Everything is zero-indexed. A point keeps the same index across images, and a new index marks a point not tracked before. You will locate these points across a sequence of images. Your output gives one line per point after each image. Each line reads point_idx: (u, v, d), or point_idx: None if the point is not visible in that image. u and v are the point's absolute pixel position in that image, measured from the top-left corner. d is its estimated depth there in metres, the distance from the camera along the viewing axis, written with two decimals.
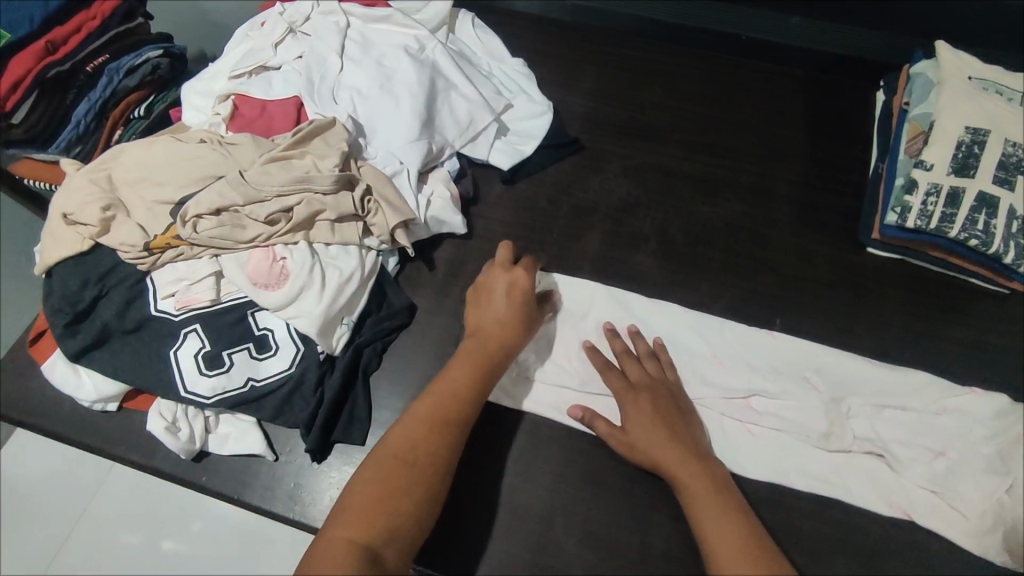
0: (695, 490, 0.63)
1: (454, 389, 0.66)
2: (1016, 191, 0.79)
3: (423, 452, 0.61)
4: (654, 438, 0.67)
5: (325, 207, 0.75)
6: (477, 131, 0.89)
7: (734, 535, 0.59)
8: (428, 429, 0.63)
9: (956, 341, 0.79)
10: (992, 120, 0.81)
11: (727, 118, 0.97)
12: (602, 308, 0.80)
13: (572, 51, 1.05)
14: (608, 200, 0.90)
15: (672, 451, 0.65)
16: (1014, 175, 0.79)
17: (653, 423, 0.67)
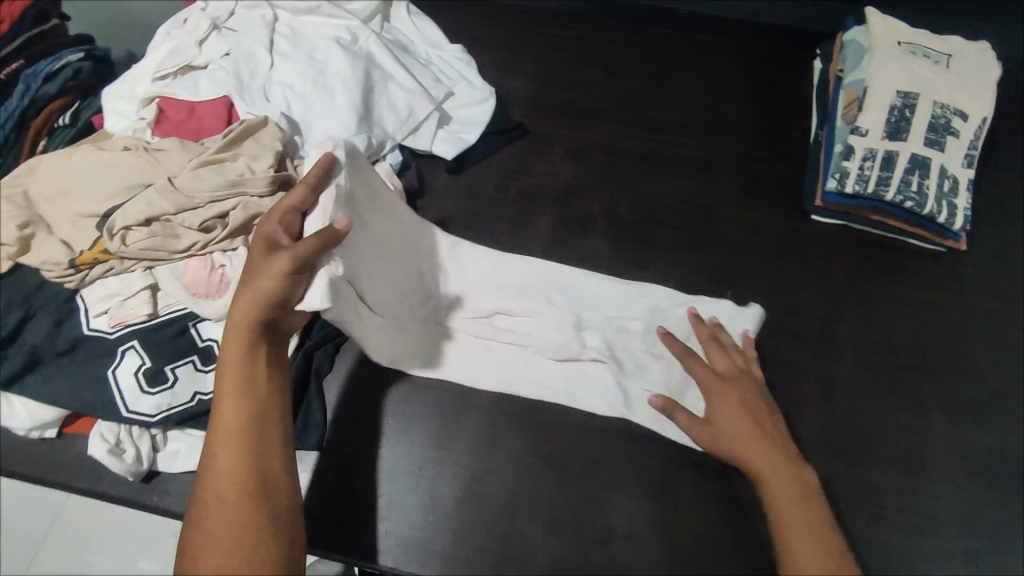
0: (781, 498, 0.60)
1: (225, 403, 0.57)
2: (946, 152, 0.81)
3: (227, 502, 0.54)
4: (740, 435, 0.64)
5: (263, 209, 0.72)
6: (417, 121, 0.87)
7: (814, 525, 0.58)
8: (226, 458, 0.56)
9: (900, 300, 0.81)
10: (921, 83, 0.83)
11: (669, 94, 0.97)
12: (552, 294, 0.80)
13: (513, 34, 1.03)
14: (555, 183, 0.90)
15: (758, 440, 0.64)
16: (944, 136, 0.82)
17: (744, 410, 0.66)
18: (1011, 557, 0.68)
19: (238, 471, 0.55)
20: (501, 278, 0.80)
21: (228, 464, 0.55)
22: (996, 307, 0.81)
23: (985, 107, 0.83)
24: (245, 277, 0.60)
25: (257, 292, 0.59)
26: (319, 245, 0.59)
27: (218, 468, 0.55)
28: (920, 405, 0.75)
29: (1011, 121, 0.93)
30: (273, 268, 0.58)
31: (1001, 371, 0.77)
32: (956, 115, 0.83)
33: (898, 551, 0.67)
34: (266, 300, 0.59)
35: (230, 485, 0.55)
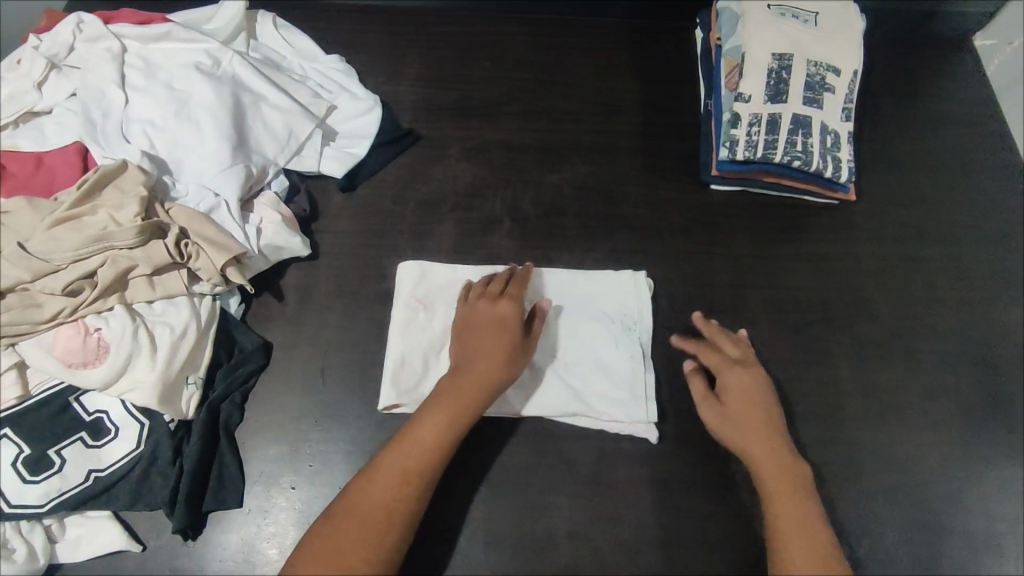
0: (783, 500, 0.62)
1: (450, 421, 0.63)
2: (824, 108, 0.84)
3: (395, 499, 0.59)
4: (751, 428, 0.66)
5: (136, 261, 0.67)
6: (299, 142, 0.83)
7: (807, 521, 0.60)
8: (396, 458, 0.61)
9: (801, 257, 0.83)
10: (793, 44, 0.85)
11: (559, 81, 0.96)
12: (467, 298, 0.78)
13: (392, 37, 0.99)
14: (454, 187, 0.87)
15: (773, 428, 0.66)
16: (821, 93, 0.84)
17: (752, 395, 0.68)
18: (928, 490, 0.71)
19: (404, 478, 0.60)
20: (417, 296, 0.77)
21: (403, 469, 0.60)
22: (889, 251, 0.84)
23: (855, 60, 0.86)
24: (495, 342, 0.67)
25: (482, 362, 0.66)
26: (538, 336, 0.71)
27: (382, 472, 0.60)
28: (831, 357, 0.77)
29: (881, 71, 0.98)
30: (494, 338, 0.67)
31: (900, 312, 0.80)
32: (829, 71, 0.85)
33: (826, 502, 0.70)
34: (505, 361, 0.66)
35: (388, 492, 0.59)
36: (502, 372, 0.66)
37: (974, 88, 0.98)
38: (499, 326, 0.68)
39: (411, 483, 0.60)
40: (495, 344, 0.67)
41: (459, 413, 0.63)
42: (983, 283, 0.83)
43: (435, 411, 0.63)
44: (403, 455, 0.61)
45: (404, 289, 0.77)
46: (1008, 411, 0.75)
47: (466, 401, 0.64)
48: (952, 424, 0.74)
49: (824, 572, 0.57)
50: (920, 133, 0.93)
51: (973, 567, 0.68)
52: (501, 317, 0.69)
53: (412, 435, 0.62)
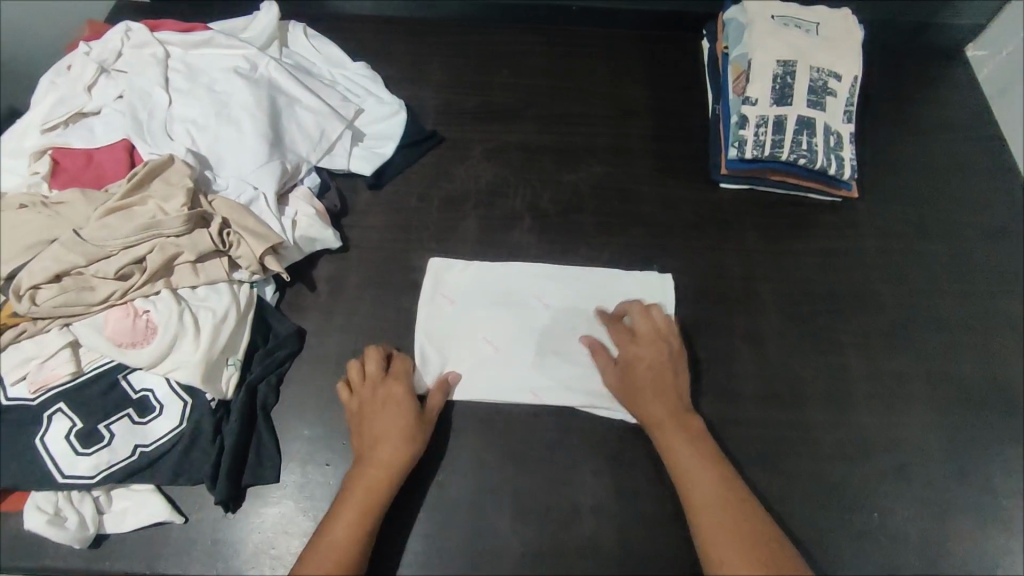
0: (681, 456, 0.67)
1: (364, 507, 0.63)
2: (827, 111, 0.88)
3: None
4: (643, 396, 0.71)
5: (181, 249, 0.71)
6: (331, 141, 0.88)
7: (711, 483, 0.65)
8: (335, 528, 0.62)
9: (808, 252, 0.87)
10: (796, 51, 0.90)
11: (573, 88, 1.01)
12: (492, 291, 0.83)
13: (414, 47, 1.05)
14: (476, 186, 0.92)
15: (657, 410, 0.70)
16: (823, 97, 0.89)
17: (657, 374, 0.71)
18: (933, 469, 0.74)
19: (349, 542, 0.61)
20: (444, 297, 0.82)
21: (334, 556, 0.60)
22: (891, 246, 0.88)
23: (855, 66, 0.91)
24: (386, 427, 0.68)
25: (388, 449, 0.67)
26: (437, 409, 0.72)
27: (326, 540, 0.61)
28: (839, 345, 0.81)
29: (880, 78, 1.03)
30: (393, 421, 0.68)
31: (904, 302, 0.84)
32: (831, 77, 0.90)
33: (836, 480, 0.73)
34: (413, 445, 0.68)
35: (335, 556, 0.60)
36: (393, 463, 0.66)
37: (969, 94, 1.03)
38: (383, 411, 0.69)
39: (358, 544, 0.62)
40: (381, 427, 0.68)
41: (367, 502, 0.64)
42: (983, 276, 0.87)
43: (347, 501, 0.64)
44: (346, 524, 0.62)
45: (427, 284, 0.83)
46: (1011, 396, 0.79)
47: (376, 486, 0.65)
48: (957, 408, 0.78)
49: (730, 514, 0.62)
50: (919, 136, 0.98)
51: (979, 542, 0.71)
52: (387, 401, 0.70)
53: (331, 525, 0.62)
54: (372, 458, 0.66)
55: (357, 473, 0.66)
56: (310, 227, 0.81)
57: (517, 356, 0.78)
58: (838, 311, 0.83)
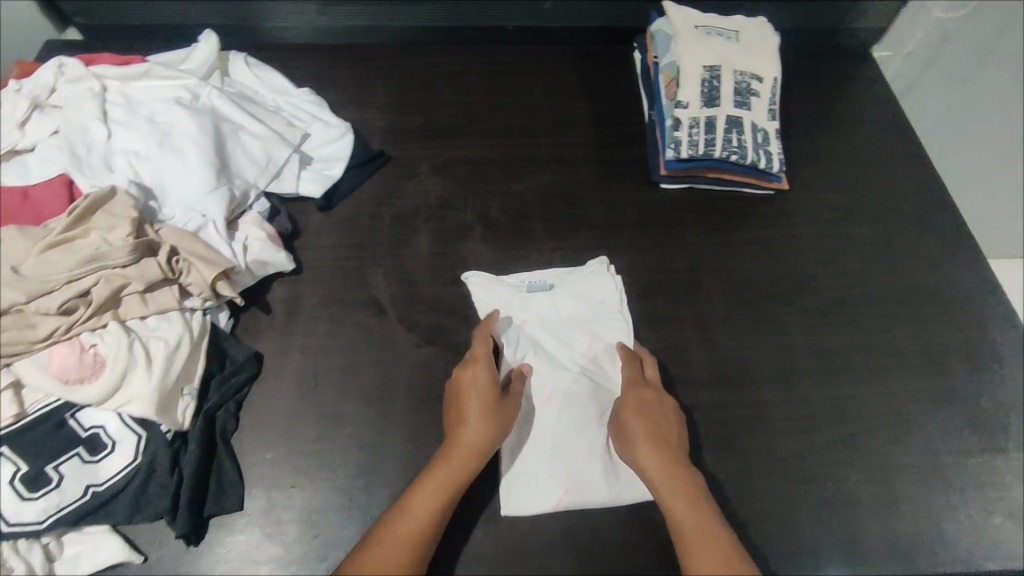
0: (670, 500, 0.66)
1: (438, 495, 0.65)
2: (752, 110, 0.94)
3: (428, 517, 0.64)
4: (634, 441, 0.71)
5: (129, 279, 0.69)
6: (278, 165, 0.89)
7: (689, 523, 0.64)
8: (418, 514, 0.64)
9: (747, 242, 0.92)
10: (720, 57, 0.96)
11: (515, 103, 1.05)
12: (529, 307, 0.83)
13: (357, 73, 1.07)
14: (427, 201, 0.93)
15: (683, 515, 0.64)
16: (748, 97, 0.95)
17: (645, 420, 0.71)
18: (879, 436, 0.78)
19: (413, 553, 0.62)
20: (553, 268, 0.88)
21: (434, 495, 0.65)
22: (822, 230, 0.94)
23: (774, 69, 0.98)
24: (469, 416, 0.70)
25: (467, 429, 0.69)
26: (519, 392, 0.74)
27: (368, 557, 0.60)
28: (781, 326, 0.85)
29: (798, 79, 1.10)
30: (493, 396, 0.71)
31: (837, 282, 0.89)
32: (753, 78, 0.96)
33: (792, 453, 0.76)
34: (493, 430, 0.70)
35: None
36: (468, 463, 0.68)
37: (878, 90, 1.11)
38: (469, 392, 0.71)
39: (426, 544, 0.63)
40: (475, 412, 0.70)
41: (447, 488, 0.66)
42: (906, 252, 0.93)
43: (455, 435, 0.69)
44: (434, 488, 0.66)
45: (483, 283, 0.84)
46: (943, 360, 0.84)
47: (456, 470, 0.67)
48: (895, 375, 0.83)
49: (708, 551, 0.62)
50: (837, 130, 1.05)
51: (927, 499, 0.75)
52: (468, 385, 0.72)
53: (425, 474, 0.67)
54: (463, 444, 0.68)
55: (449, 450, 0.68)
56: (262, 262, 0.81)
57: (556, 358, 0.81)
58: (780, 296, 0.88)
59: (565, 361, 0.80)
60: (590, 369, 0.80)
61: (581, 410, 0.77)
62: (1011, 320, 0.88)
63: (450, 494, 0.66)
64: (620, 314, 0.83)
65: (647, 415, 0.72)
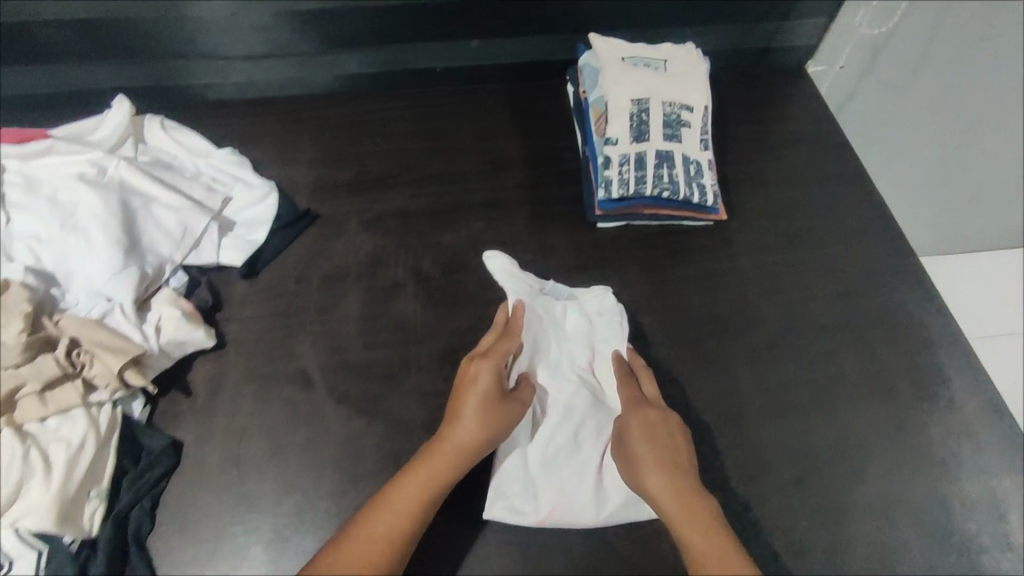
0: (688, 526, 0.65)
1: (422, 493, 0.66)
2: (683, 142, 0.92)
3: (410, 516, 0.64)
4: (643, 460, 0.69)
5: (23, 380, 0.66)
6: (195, 236, 0.85)
7: (707, 546, 0.63)
8: (391, 512, 0.64)
9: (688, 277, 0.90)
10: (647, 89, 0.94)
11: (447, 147, 1.02)
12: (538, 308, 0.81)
13: (283, 127, 1.04)
14: (356, 259, 0.90)
15: (701, 548, 0.63)
16: (679, 129, 0.93)
17: (653, 439, 0.70)
18: (829, 475, 0.76)
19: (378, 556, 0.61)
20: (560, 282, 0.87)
21: (419, 489, 0.66)
22: (765, 259, 0.92)
23: (703, 97, 0.96)
24: (469, 411, 0.69)
25: (461, 426, 0.69)
26: (525, 404, 0.73)
27: (336, 558, 0.60)
28: (727, 363, 0.83)
29: (734, 101, 1.09)
30: (491, 394, 0.70)
31: (784, 313, 0.87)
32: (683, 109, 0.94)
33: (741, 502, 0.74)
34: (486, 431, 0.69)
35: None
36: (456, 463, 0.68)
37: (816, 107, 1.10)
38: (470, 388, 0.71)
39: (395, 549, 0.62)
40: (472, 411, 0.69)
41: (433, 484, 0.66)
42: (853, 275, 0.91)
43: (451, 430, 0.69)
44: (416, 483, 0.66)
45: (501, 274, 0.83)
46: (892, 387, 0.82)
47: (445, 468, 0.67)
48: (847, 408, 0.80)
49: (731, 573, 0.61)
50: (777, 152, 1.04)
51: (879, 539, 0.73)
52: (471, 381, 0.71)
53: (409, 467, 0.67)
54: (457, 440, 0.68)
55: (441, 445, 0.68)
56: (180, 342, 0.77)
57: (557, 366, 0.79)
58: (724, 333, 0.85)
59: (566, 374, 0.79)
60: (589, 382, 0.79)
61: (580, 427, 0.76)
62: (962, 339, 0.86)
63: (436, 489, 0.66)
64: (619, 327, 0.81)
65: (655, 441, 0.70)
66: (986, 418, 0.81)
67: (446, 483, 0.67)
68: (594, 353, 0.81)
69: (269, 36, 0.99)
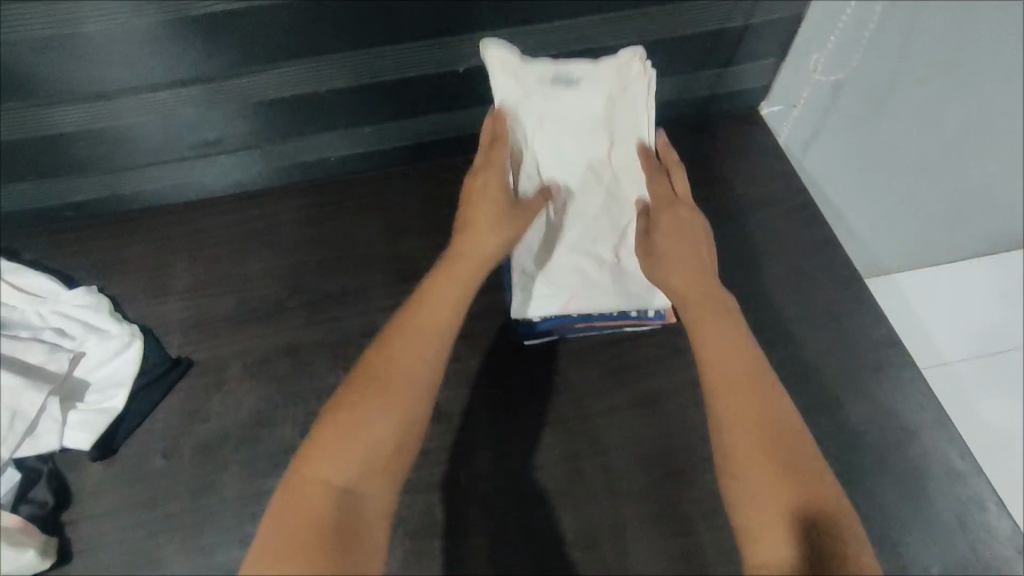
0: (706, 330, 0.63)
1: (431, 328, 0.62)
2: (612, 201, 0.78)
3: (416, 354, 0.60)
4: (667, 251, 0.69)
5: None
6: (29, 420, 0.69)
7: (739, 375, 0.60)
8: (416, 348, 0.60)
9: (633, 405, 0.77)
10: (560, 139, 0.76)
11: (348, 255, 0.87)
12: (526, 100, 0.74)
13: (152, 248, 0.89)
14: (236, 419, 0.75)
15: (732, 376, 0.60)
16: (602, 183, 0.78)
17: (676, 231, 0.70)
18: None
19: (408, 403, 0.57)
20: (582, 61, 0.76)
21: (423, 324, 0.62)
22: None
23: (630, 126, 0.77)
24: (490, 212, 0.68)
25: (480, 227, 0.68)
26: (537, 211, 0.72)
27: (341, 416, 0.56)
28: (679, 521, 0.71)
29: (680, 161, 0.94)
30: (499, 195, 0.69)
31: None
32: (604, 146, 0.77)
33: None
34: (510, 233, 0.68)
35: (348, 438, 0.55)
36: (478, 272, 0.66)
37: (775, 161, 0.95)
38: (477, 196, 0.70)
39: (411, 390, 0.58)
40: (483, 215, 0.68)
41: (457, 305, 0.64)
42: (828, 382, 0.78)
43: (469, 235, 0.68)
44: (428, 319, 0.62)
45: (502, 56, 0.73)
46: (873, 524, 0.70)
47: (472, 269, 0.66)
48: None
49: (748, 399, 0.59)
50: (734, 223, 0.89)
51: None
52: (479, 190, 0.70)
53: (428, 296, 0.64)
54: (478, 233, 0.68)
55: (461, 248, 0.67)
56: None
57: (571, 168, 0.77)
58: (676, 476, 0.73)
59: (590, 143, 0.77)
60: (609, 181, 0.78)
61: (594, 220, 0.77)
62: (954, 461, 0.74)
63: (461, 305, 0.64)
64: (642, 100, 0.76)
65: (680, 232, 0.69)
66: (984, 562, 0.70)
67: (459, 313, 0.64)
68: (614, 141, 0.77)
69: (143, 139, 0.83)
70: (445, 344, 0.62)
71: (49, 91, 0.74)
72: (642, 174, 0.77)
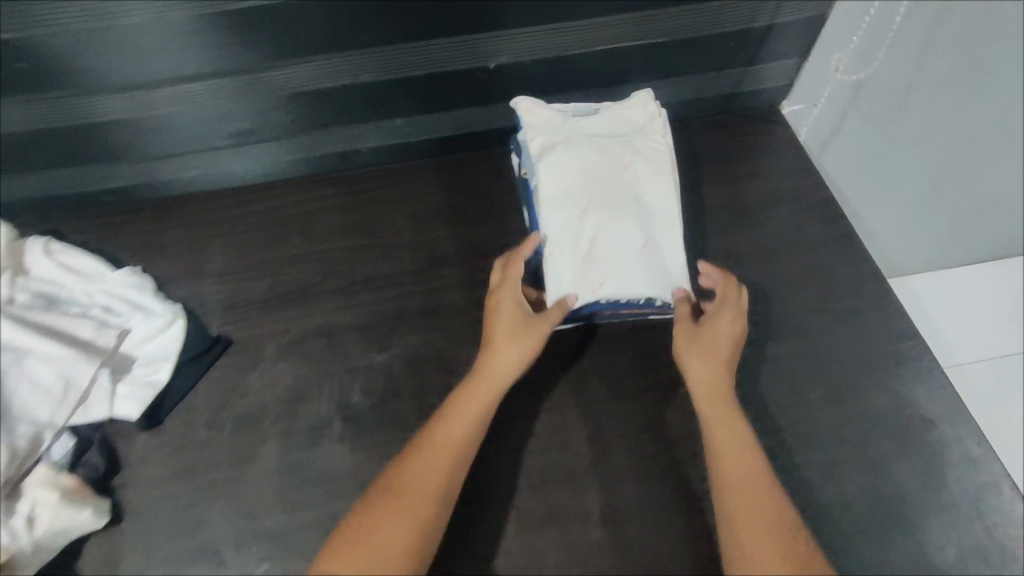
0: (725, 449, 0.68)
1: (451, 445, 0.67)
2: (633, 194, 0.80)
3: (436, 469, 0.66)
4: (704, 362, 0.72)
5: None
6: (82, 390, 0.73)
7: (753, 498, 0.64)
8: (435, 466, 0.66)
9: (654, 389, 0.80)
10: (583, 144, 0.81)
11: (379, 242, 0.91)
12: (557, 128, 0.83)
13: (192, 231, 0.92)
14: (274, 395, 0.79)
15: (741, 493, 0.65)
16: (624, 176, 0.81)
17: (716, 346, 0.73)
18: None
19: (422, 513, 0.63)
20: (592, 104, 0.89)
21: (442, 440, 0.67)
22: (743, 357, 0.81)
23: (647, 133, 0.83)
24: (503, 334, 0.72)
25: (498, 346, 0.72)
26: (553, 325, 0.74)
27: (362, 523, 0.62)
28: (698, 500, 0.74)
29: (702, 156, 0.97)
30: (514, 318, 0.73)
31: (765, 426, 0.77)
32: (623, 144, 0.82)
33: None
34: (523, 351, 0.72)
35: (366, 546, 0.61)
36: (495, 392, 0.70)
37: (794, 158, 0.98)
38: (495, 317, 0.74)
39: (425, 504, 0.64)
40: (499, 332, 0.73)
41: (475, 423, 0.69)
42: (844, 371, 0.80)
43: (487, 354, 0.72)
44: (448, 435, 0.68)
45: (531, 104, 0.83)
46: (884, 508, 0.73)
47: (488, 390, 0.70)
48: (837, 540, 0.72)
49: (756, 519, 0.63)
50: (754, 217, 0.91)
51: None
52: (497, 308, 0.74)
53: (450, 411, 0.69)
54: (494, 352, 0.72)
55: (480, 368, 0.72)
56: (60, 534, 0.66)
57: (595, 168, 0.80)
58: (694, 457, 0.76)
59: (605, 142, 0.82)
60: (631, 177, 0.81)
61: (617, 214, 0.79)
62: (967, 450, 0.77)
63: (477, 425, 0.69)
64: (660, 128, 0.84)
65: (712, 337, 0.73)
66: (995, 546, 0.72)
67: (476, 429, 0.69)
68: (634, 150, 0.82)
69: (182, 128, 0.86)
70: (463, 460, 0.67)
71: (99, 79, 0.78)
72: (660, 175, 0.81)
